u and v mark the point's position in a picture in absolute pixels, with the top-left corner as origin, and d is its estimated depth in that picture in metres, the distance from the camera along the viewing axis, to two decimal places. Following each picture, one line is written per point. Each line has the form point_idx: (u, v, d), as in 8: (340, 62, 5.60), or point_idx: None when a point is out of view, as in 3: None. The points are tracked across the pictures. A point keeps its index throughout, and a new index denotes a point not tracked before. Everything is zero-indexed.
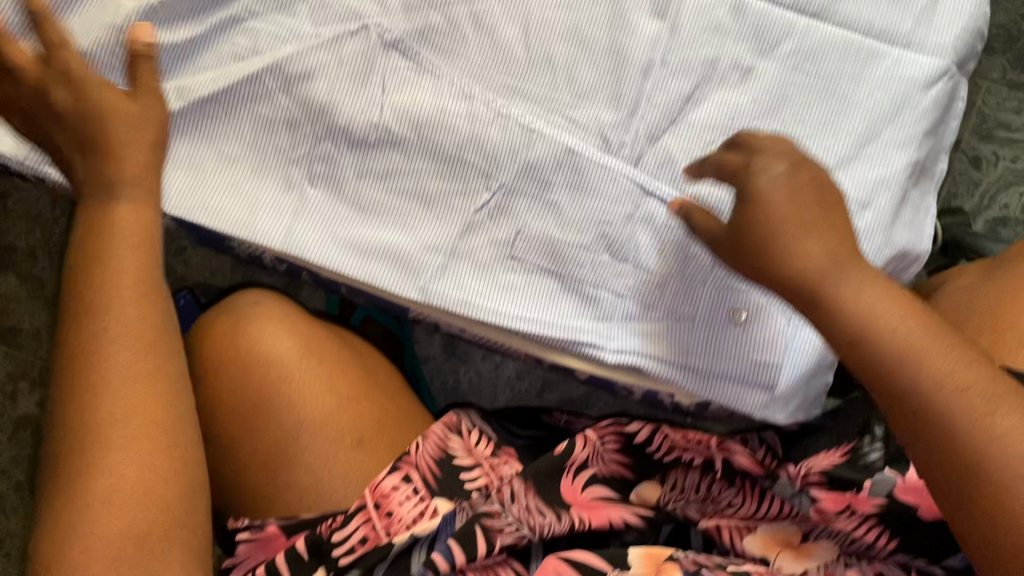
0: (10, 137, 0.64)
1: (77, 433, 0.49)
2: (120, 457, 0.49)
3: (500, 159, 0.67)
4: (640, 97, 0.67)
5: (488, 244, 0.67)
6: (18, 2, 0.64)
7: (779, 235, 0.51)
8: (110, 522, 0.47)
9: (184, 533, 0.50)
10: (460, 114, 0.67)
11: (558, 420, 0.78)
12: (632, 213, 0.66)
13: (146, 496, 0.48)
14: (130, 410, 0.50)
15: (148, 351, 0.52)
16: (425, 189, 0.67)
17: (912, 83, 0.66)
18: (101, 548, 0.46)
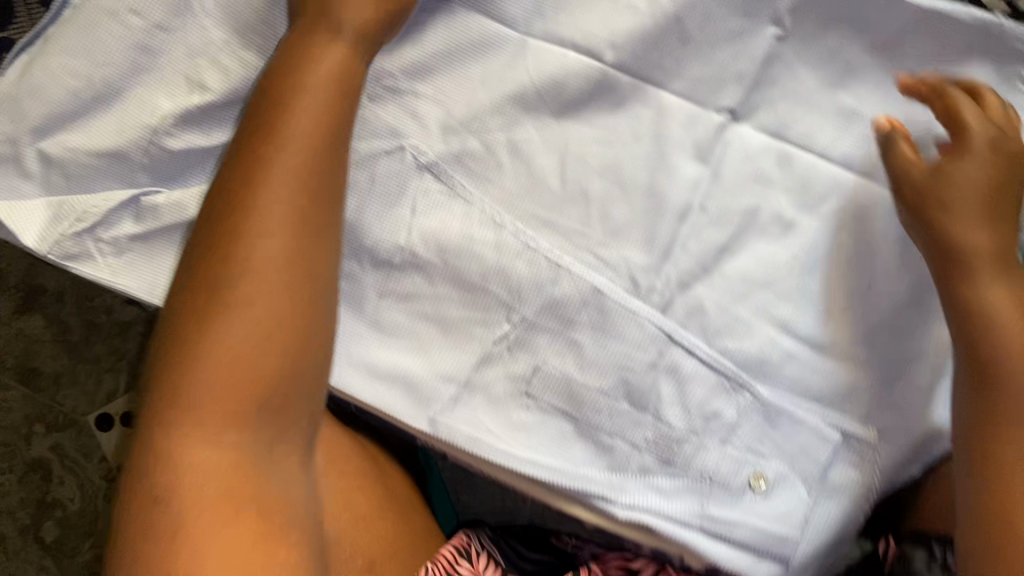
0: (39, 224, 0.65)
1: (218, 283, 0.53)
2: (255, 320, 0.52)
3: (524, 292, 0.65)
4: (675, 241, 0.65)
5: (505, 379, 0.64)
6: (56, 101, 0.65)
7: (954, 201, 0.59)
8: (223, 391, 0.51)
9: (295, 412, 0.54)
10: (489, 244, 0.65)
11: (568, 543, 0.74)
12: (656, 361, 0.64)
13: (270, 368, 0.52)
14: (278, 279, 0.53)
15: (306, 222, 0.55)
16: (446, 315, 0.65)
17: None
18: (211, 405, 0.51)
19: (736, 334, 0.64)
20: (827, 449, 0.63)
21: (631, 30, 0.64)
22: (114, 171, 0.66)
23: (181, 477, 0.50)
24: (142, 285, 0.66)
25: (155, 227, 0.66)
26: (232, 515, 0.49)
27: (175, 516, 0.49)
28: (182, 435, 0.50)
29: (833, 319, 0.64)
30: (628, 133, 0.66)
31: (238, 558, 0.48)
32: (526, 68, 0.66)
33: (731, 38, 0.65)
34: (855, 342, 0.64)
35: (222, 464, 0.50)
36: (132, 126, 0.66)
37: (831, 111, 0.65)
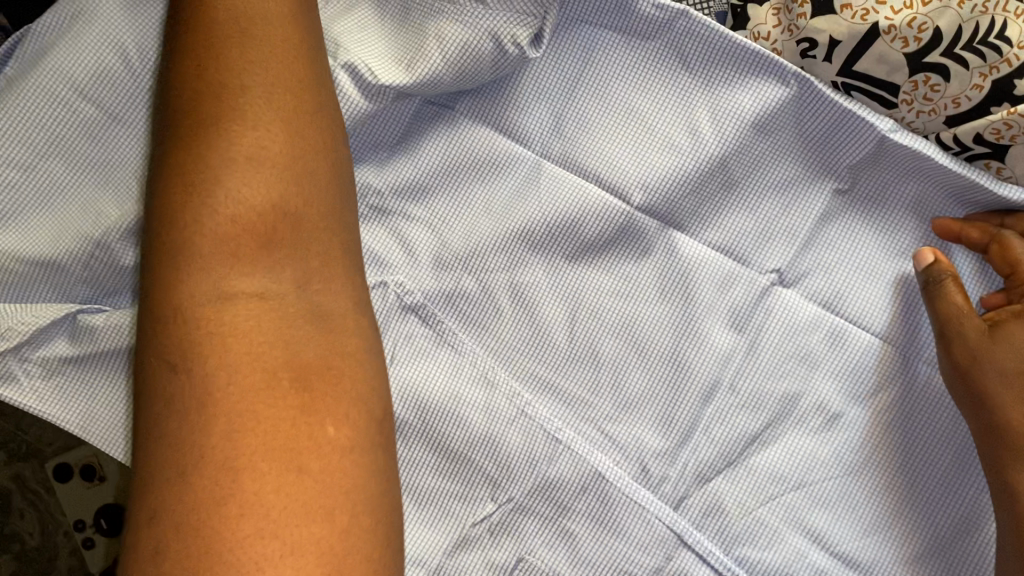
0: None
1: (200, 121, 0.42)
2: (252, 139, 0.41)
3: (515, 469, 0.55)
4: (694, 424, 0.55)
5: (482, 566, 0.55)
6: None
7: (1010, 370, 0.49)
8: (229, 230, 0.40)
9: (330, 242, 0.42)
10: (478, 405, 0.55)
11: None
12: (663, 565, 0.54)
13: (278, 191, 0.41)
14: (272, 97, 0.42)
15: (281, 27, 0.44)
16: (420, 484, 0.56)
17: (947, 438, 0.54)
18: (218, 242, 0.40)
19: (758, 542, 0.54)
20: None
21: (665, 171, 0.55)
22: (49, 282, 0.55)
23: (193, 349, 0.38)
24: (74, 417, 0.56)
25: (88, 353, 0.56)
26: (267, 382, 0.38)
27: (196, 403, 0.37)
28: (182, 293, 0.39)
29: (836, 523, 0.54)
30: (651, 287, 0.56)
31: (279, 439, 0.37)
32: (537, 199, 0.56)
33: (778, 193, 0.55)
34: (897, 565, 0.54)
35: (238, 325, 0.39)
36: (69, 232, 0.55)
37: (896, 288, 0.54)
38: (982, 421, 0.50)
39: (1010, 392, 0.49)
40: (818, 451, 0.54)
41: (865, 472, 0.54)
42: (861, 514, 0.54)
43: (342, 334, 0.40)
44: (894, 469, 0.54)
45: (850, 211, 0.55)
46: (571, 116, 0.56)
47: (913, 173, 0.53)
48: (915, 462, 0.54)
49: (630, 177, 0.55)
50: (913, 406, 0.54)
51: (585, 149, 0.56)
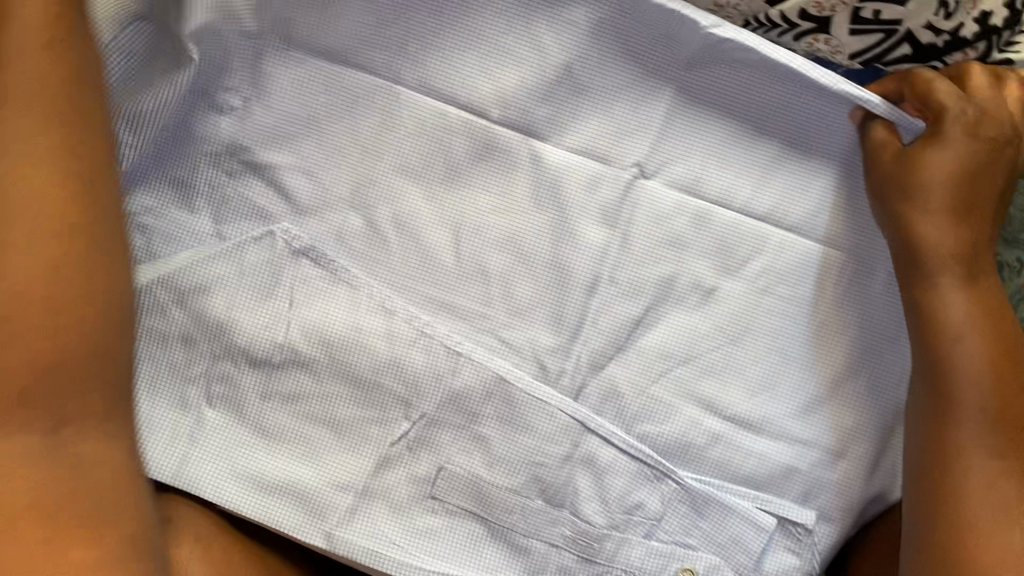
0: None
1: None
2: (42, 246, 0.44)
3: (423, 387, 0.59)
4: (582, 319, 0.59)
5: (407, 481, 0.59)
6: None
7: (926, 201, 0.54)
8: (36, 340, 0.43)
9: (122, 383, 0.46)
10: (379, 333, 0.59)
11: None
12: (571, 452, 0.58)
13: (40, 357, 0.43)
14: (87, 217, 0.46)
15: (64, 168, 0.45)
16: (335, 415, 0.59)
17: (814, 299, 0.58)
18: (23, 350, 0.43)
19: (655, 418, 0.59)
20: (761, 538, 0.58)
21: (517, 83, 0.58)
22: None
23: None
24: None
25: None
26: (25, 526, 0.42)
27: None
28: None
29: (724, 389, 0.58)
30: (525, 198, 0.59)
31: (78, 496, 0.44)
32: (404, 131, 0.59)
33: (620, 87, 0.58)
34: (783, 420, 0.58)
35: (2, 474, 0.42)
36: None
37: (781, 144, 0.58)
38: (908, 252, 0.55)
39: (932, 210, 0.54)
40: (696, 324, 0.58)
41: (745, 339, 0.58)
42: (746, 377, 0.58)
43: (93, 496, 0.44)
44: (774, 328, 0.58)
45: (693, 99, 0.58)
46: (415, 43, 0.58)
47: (739, 71, 0.57)
48: (786, 323, 0.58)
49: (488, 93, 0.58)
50: (783, 270, 0.58)
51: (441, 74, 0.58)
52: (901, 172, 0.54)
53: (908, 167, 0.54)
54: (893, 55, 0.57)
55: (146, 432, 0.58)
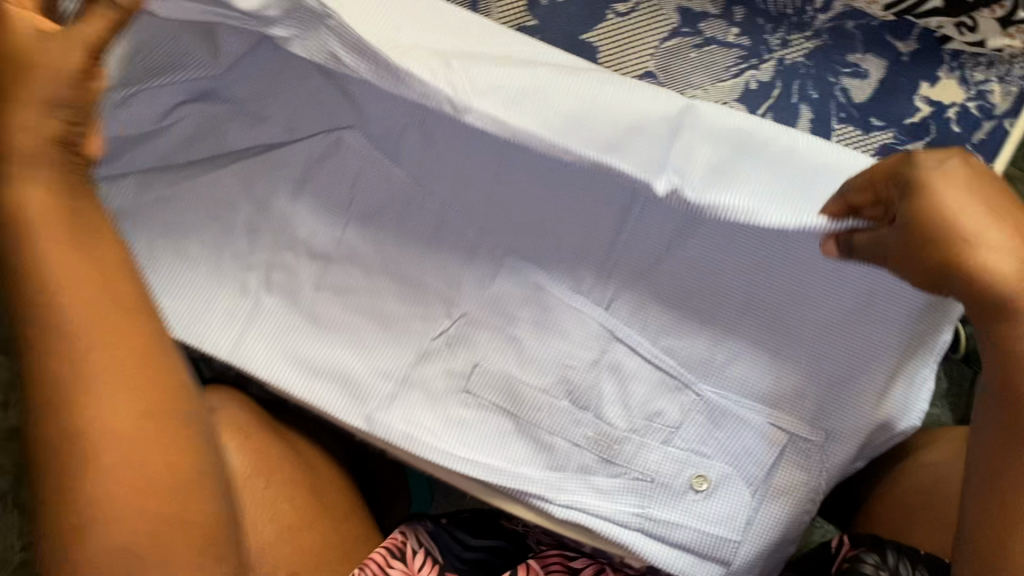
0: None
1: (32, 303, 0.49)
2: (89, 305, 0.50)
3: (465, 287, 0.64)
4: (619, 232, 0.63)
5: (443, 374, 0.63)
6: None
7: (962, 241, 0.46)
8: (98, 390, 0.49)
9: (197, 438, 0.53)
10: (427, 236, 0.64)
11: (517, 525, 0.75)
12: (598, 358, 0.62)
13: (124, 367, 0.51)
14: (133, 291, 0.53)
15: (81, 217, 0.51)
16: (383, 309, 0.64)
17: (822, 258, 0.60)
18: (96, 398, 0.49)
19: (680, 332, 0.63)
20: (772, 451, 0.61)
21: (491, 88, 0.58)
22: None
23: (74, 456, 0.49)
24: None
25: None
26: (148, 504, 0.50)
27: (82, 490, 0.48)
28: (83, 454, 0.49)
29: (751, 308, 0.62)
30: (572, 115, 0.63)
31: (160, 517, 0.50)
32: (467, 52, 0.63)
33: (667, 36, 0.64)
34: (798, 352, 0.62)
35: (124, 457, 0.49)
36: None
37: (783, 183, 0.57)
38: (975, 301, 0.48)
39: (986, 234, 0.46)
40: (727, 245, 0.62)
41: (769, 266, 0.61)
42: (770, 300, 0.61)
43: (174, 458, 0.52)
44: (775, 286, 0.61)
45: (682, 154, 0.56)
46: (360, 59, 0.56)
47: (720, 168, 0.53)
48: (810, 250, 0.60)
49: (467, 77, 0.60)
50: None
51: None
52: (916, 246, 0.47)
53: (924, 229, 0.46)
54: (926, 7, 0.59)
55: (203, 314, 0.63)
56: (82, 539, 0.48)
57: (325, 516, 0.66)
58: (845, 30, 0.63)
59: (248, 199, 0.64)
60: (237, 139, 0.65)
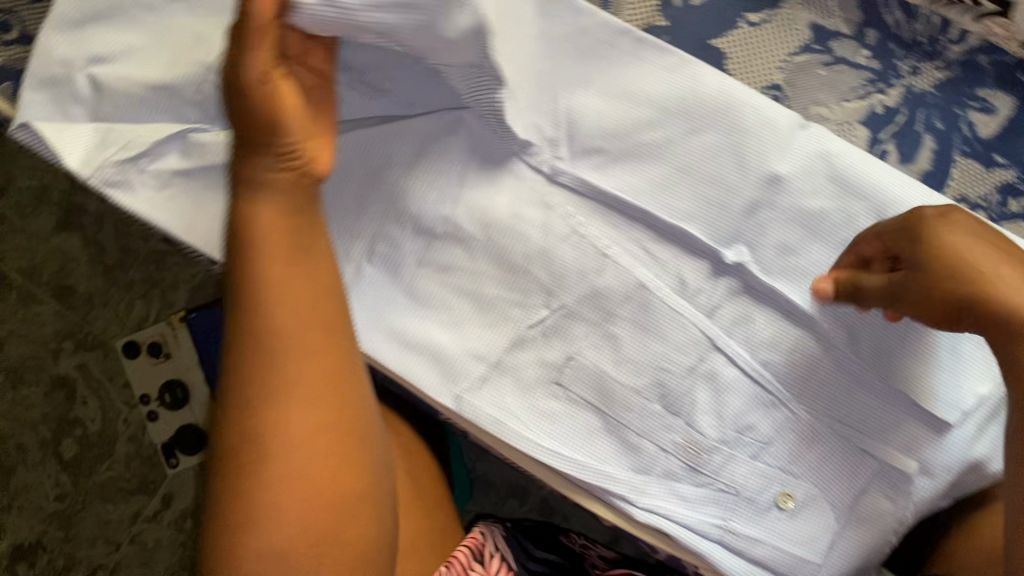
0: (90, 139, 0.64)
1: (248, 297, 0.52)
2: (296, 319, 0.53)
3: (567, 279, 0.63)
4: (735, 233, 0.62)
5: (536, 363, 0.63)
6: (119, 48, 0.64)
7: (973, 277, 0.50)
8: (292, 397, 0.52)
9: (369, 465, 0.54)
10: (535, 223, 0.63)
11: (575, 541, 0.74)
12: (696, 365, 0.62)
13: (330, 365, 0.53)
14: (336, 310, 0.55)
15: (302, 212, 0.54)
16: (482, 292, 0.64)
17: None
18: (291, 408, 0.51)
19: (781, 348, 0.62)
20: (861, 478, 0.61)
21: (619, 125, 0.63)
22: (163, 104, 0.64)
23: (254, 457, 0.51)
24: (178, 221, 0.64)
25: (200, 166, 0.64)
26: (310, 496, 0.51)
27: (254, 491, 0.50)
28: (266, 443, 0.51)
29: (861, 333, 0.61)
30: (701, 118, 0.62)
31: (322, 531, 0.51)
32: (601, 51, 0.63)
33: (796, 51, 0.63)
34: (893, 388, 0.61)
35: (298, 454, 0.51)
36: (170, 60, 0.64)
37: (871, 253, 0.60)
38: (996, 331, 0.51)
39: (1002, 267, 0.51)
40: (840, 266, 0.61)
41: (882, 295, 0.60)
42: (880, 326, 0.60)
43: (356, 454, 0.53)
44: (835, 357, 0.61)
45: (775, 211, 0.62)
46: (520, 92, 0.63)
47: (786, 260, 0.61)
48: None
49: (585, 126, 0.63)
50: None
51: None
52: (926, 287, 0.52)
53: (934, 266, 0.51)
54: None
55: None
56: (242, 540, 0.50)
57: (415, 494, 0.65)
58: (977, 64, 0.62)
59: (363, 169, 0.65)
60: (358, 108, 0.64)
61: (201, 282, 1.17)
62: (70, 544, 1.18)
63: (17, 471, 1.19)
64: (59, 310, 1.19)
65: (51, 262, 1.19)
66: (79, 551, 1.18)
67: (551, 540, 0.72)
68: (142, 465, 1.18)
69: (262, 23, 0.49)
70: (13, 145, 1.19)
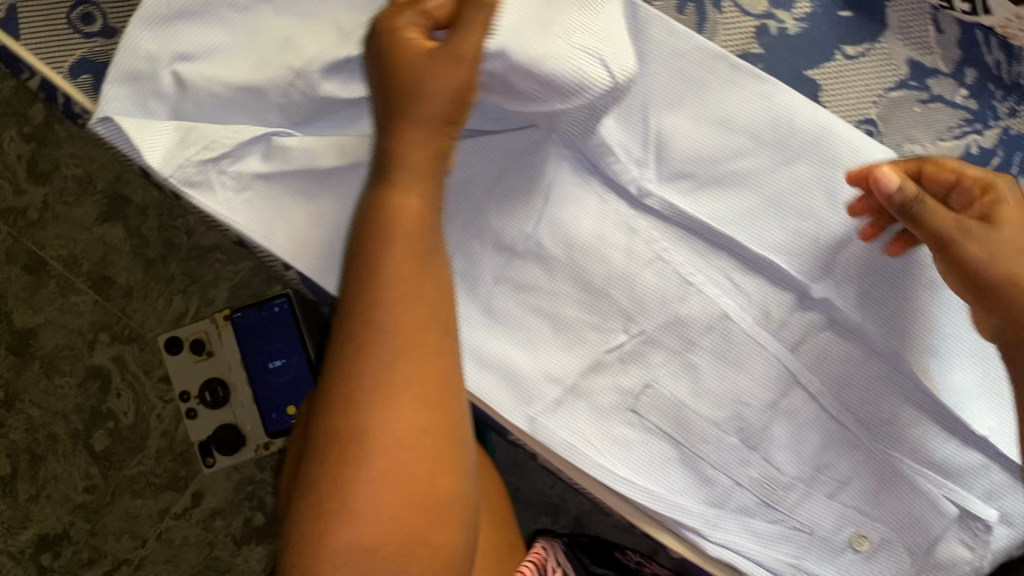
0: (170, 137, 0.63)
1: (368, 279, 0.50)
2: (414, 312, 0.50)
3: (648, 305, 0.62)
4: (824, 268, 0.61)
5: (612, 390, 0.62)
6: (204, 49, 0.63)
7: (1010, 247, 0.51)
8: (397, 388, 0.48)
9: (462, 469, 0.50)
10: (619, 246, 0.62)
11: (629, 557, 0.78)
12: (777, 401, 0.61)
13: (439, 363, 0.50)
14: (446, 310, 0.52)
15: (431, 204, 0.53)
16: (560, 313, 0.63)
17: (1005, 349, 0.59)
18: (397, 399, 0.48)
19: (863, 387, 0.61)
20: (941, 524, 0.60)
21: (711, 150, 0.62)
22: (245, 106, 0.63)
23: (351, 444, 0.47)
24: (255, 227, 0.64)
25: (283, 170, 0.64)
26: (409, 497, 0.47)
27: (352, 480, 0.46)
28: (369, 438, 0.47)
29: (944, 377, 0.59)
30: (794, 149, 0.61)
31: (410, 532, 0.47)
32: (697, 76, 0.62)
33: (892, 86, 0.62)
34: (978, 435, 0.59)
35: (402, 451, 0.47)
36: (252, 61, 0.62)
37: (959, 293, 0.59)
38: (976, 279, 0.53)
39: None
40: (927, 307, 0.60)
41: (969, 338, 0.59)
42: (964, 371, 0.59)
43: (454, 462, 0.49)
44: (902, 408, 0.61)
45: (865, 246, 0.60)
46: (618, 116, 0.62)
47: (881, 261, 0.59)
48: None
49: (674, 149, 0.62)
50: None
51: (725, 16, 0.63)
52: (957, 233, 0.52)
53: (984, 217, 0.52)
54: None
55: None
56: (330, 530, 0.45)
57: (489, 509, 0.64)
58: None
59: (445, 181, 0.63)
60: None
61: (243, 281, 1.17)
62: (97, 537, 1.17)
63: (48, 459, 1.18)
64: (97, 300, 1.18)
65: (91, 252, 1.18)
66: (106, 544, 1.17)
67: (606, 554, 0.76)
68: (173, 462, 1.16)
69: (458, 52, 0.50)
70: (61, 132, 1.17)
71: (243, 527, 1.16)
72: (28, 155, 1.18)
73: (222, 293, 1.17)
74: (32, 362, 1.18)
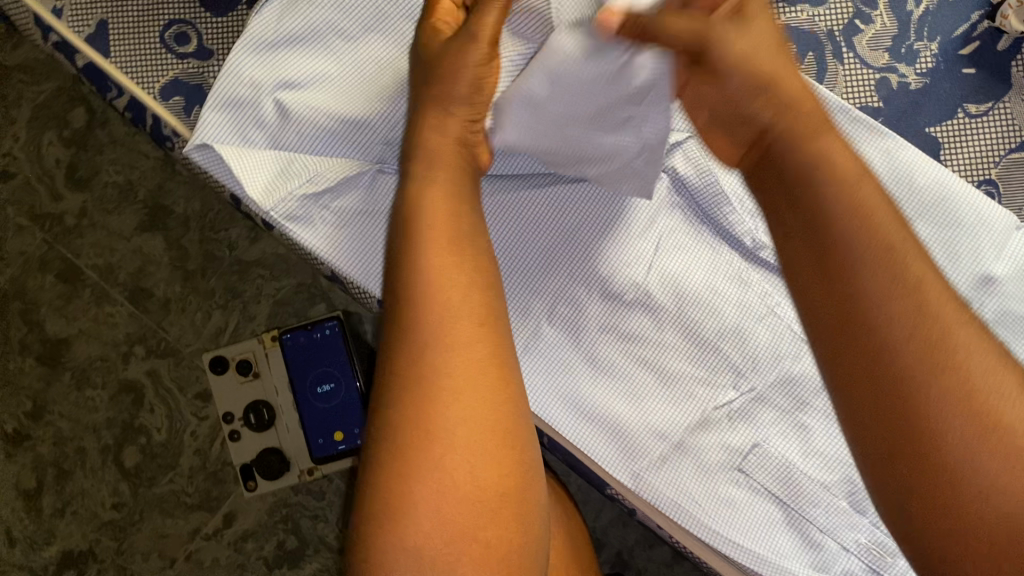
0: (270, 166, 0.61)
1: (403, 276, 0.47)
2: (449, 300, 0.47)
3: (760, 361, 0.60)
4: None
5: (720, 448, 0.60)
6: (309, 77, 0.61)
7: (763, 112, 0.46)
8: (443, 391, 0.45)
9: (521, 461, 0.46)
10: (731, 300, 0.61)
11: None
12: None
13: (484, 353, 0.46)
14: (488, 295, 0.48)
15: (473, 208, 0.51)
16: (667, 365, 0.61)
17: None
18: (436, 394, 0.45)
19: None
20: None
21: None
22: (351, 139, 0.61)
23: (389, 438, 0.44)
24: (352, 263, 0.62)
25: (380, 206, 0.62)
26: (454, 491, 0.44)
27: (392, 475, 0.44)
28: (408, 436, 0.44)
29: None
30: (922, 204, 0.59)
31: (461, 525, 0.43)
32: None
33: (1015, 147, 0.61)
34: None
35: (442, 446, 0.44)
36: (362, 95, 0.61)
37: None
38: (817, 241, 0.42)
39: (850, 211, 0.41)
40: None
41: None
42: None
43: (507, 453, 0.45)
44: None
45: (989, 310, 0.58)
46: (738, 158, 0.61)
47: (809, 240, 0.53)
48: None
49: None
50: None
51: (847, 69, 0.62)
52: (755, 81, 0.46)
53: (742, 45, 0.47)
54: None
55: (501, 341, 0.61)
56: (377, 536, 0.44)
57: (563, 560, 0.60)
58: None
59: (505, 235, 0.62)
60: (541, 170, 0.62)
61: (283, 297, 1.11)
62: (123, 555, 1.12)
63: (75, 474, 1.12)
64: (133, 312, 1.12)
65: (128, 263, 1.13)
66: (133, 564, 1.11)
67: None
68: (206, 480, 1.11)
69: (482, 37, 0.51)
70: (103, 138, 1.12)
71: (275, 551, 1.10)
72: (65, 157, 1.13)
73: (260, 309, 1.11)
74: (62, 375, 1.13)
